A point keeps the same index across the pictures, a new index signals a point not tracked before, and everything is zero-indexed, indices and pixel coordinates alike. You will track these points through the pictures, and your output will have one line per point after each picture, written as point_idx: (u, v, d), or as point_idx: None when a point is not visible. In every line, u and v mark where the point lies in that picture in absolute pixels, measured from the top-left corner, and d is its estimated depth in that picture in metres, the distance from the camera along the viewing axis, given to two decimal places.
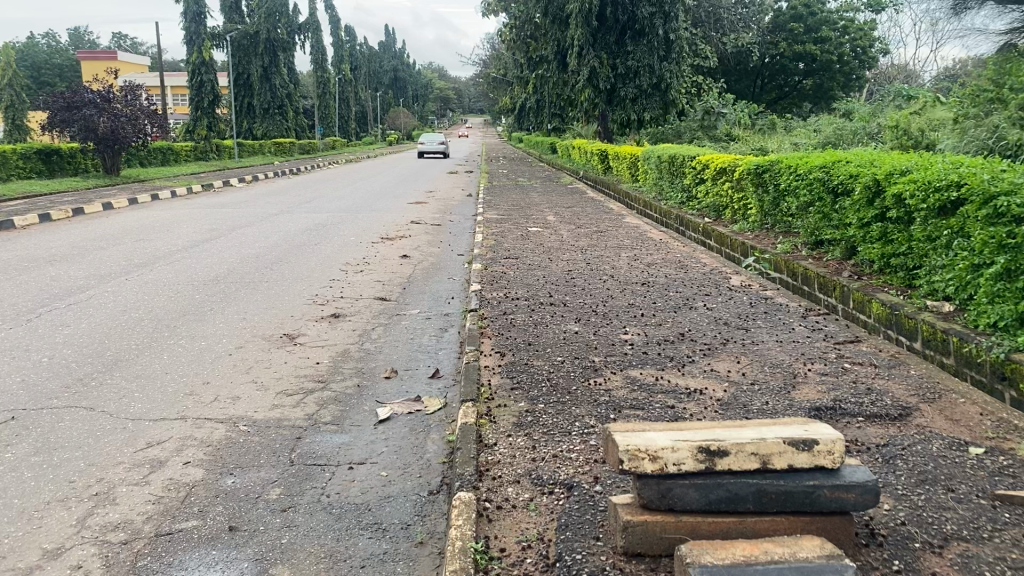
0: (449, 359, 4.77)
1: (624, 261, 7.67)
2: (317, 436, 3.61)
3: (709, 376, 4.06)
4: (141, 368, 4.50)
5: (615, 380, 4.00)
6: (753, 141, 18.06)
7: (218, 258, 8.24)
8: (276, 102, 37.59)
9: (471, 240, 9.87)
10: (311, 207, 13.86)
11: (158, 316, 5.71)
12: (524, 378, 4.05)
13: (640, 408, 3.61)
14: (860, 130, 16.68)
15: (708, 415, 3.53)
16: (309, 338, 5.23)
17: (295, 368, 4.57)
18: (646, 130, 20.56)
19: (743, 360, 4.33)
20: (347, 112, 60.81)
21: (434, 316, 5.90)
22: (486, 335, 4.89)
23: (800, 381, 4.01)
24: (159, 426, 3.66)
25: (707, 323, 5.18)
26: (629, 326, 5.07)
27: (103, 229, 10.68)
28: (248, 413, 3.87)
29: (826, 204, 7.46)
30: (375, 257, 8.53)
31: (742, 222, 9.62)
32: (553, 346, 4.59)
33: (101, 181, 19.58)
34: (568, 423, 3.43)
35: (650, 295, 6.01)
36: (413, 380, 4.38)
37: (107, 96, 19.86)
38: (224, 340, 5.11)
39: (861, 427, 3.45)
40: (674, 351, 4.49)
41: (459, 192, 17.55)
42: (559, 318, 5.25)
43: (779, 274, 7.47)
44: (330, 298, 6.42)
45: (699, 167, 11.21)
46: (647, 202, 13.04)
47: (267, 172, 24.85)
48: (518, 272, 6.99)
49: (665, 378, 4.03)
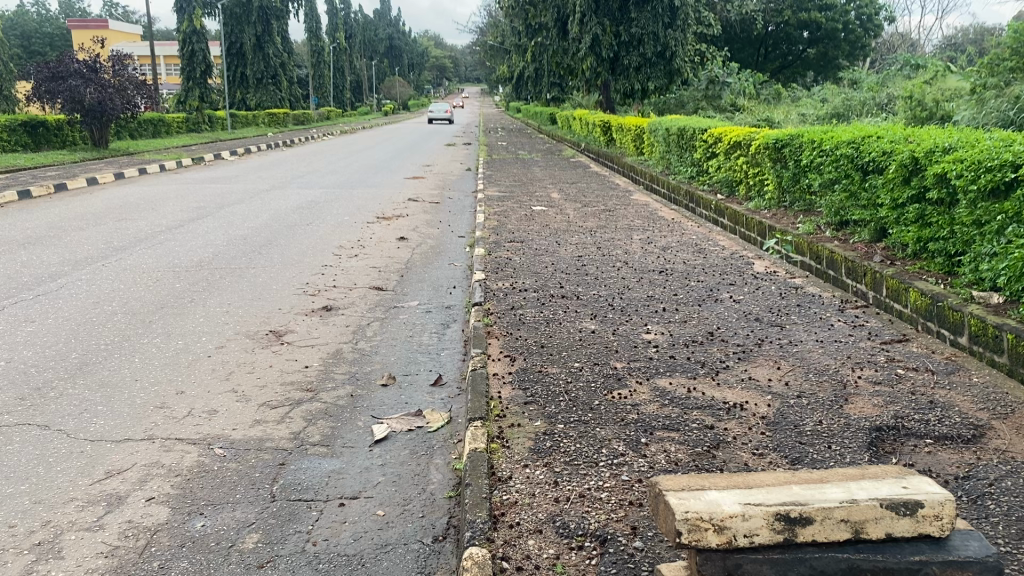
0: (453, 363, 4.29)
1: (636, 244, 7.19)
2: (303, 462, 3.13)
3: (749, 387, 3.59)
4: (108, 374, 4.03)
5: (642, 393, 3.52)
6: (759, 112, 17.51)
7: (204, 240, 7.75)
8: (270, 72, 36.78)
9: (472, 220, 9.37)
10: (304, 182, 13.32)
11: (133, 309, 5.23)
12: (539, 390, 3.57)
13: (675, 430, 3.13)
14: (870, 100, 16.14)
15: (755, 439, 3.05)
16: (298, 336, 4.75)
17: (281, 374, 4.09)
18: (649, 99, 19.98)
19: (783, 366, 3.86)
20: (342, 81, 59.81)
21: (435, 310, 5.41)
22: (492, 335, 4.41)
23: (852, 394, 3.53)
24: (122, 450, 3.20)
25: (736, 319, 4.71)
26: (650, 323, 4.59)
27: (85, 207, 10.18)
28: (225, 431, 3.40)
29: (854, 182, 6.95)
30: (370, 239, 8.03)
31: (758, 200, 9.11)
32: (568, 349, 4.11)
33: (89, 154, 19.01)
34: (594, 450, 2.95)
35: (670, 285, 5.52)
36: (413, 389, 3.91)
37: (95, 66, 19.23)
38: (204, 339, 4.63)
39: (932, 454, 2.98)
40: (705, 356, 4.02)
41: (458, 166, 17.04)
42: (573, 315, 4.77)
43: (803, 258, 6.98)
44: (322, 288, 5.94)
45: (710, 141, 10.68)
46: (654, 177, 12.50)
47: (260, 143, 24.29)
48: (524, 258, 6.51)
49: (698, 390, 3.55)
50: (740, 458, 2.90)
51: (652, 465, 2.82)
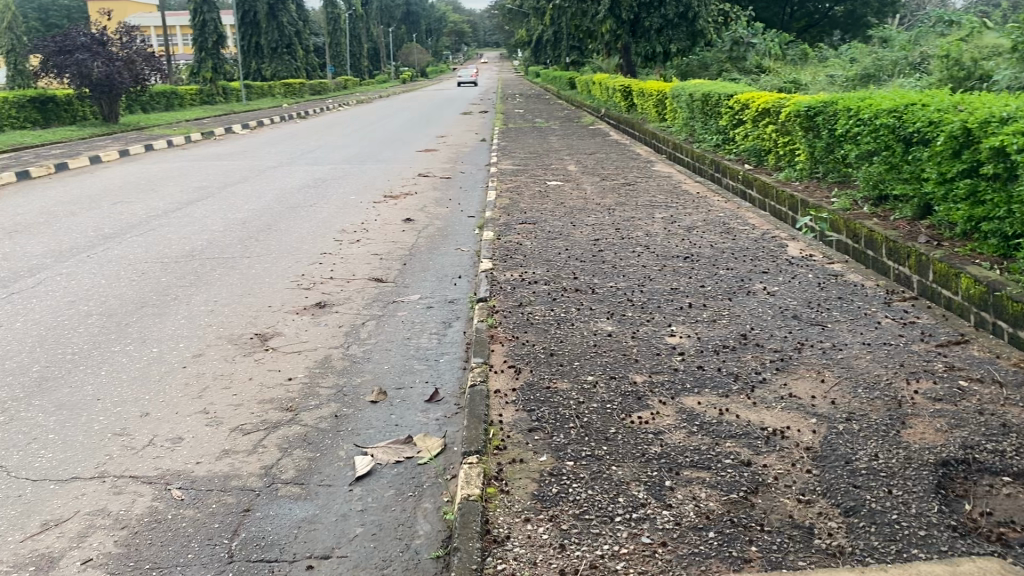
0: (452, 373, 3.83)
1: (659, 224, 6.67)
2: (273, 507, 2.71)
3: (790, 410, 3.11)
4: (68, 392, 3.62)
5: (666, 417, 3.04)
6: (786, 73, 16.75)
7: (200, 225, 7.35)
8: (285, 40, 36.20)
9: (484, 197, 8.90)
10: (313, 157, 12.89)
11: (111, 310, 4.82)
12: (545, 412, 3.10)
13: (704, 469, 2.65)
14: (902, 59, 15.38)
15: (800, 480, 2.57)
16: (284, 340, 4.31)
17: (261, 390, 3.66)
18: (672, 62, 19.24)
19: (828, 380, 3.36)
20: (359, 48, 58.91)
21: (438, 305, 4.95)
22: (497, 339, 3.94)
23: (910, 416, 3.03)
24: (66, 493, 2.79)
25: (771, 316, 4.20)
26: (674, 323, 4.09)
27: (83, 188, 9.81)
28: (188, 466, 2.98)
29: (895, 154, 6.35)
30: (375, 221, 7.59)
31: (789, 170, 8.53)
32: (581, 358, 3.63)
33: (98, 129, 18.64)
34: (609, 498, 2.49)
35: (696, 275, 5.01)
36: (405, 408, 3.46)
37: (101, 39, 18.77)
38: (182, 345, 4.21)
39: (1014, 498, 2.47)
40: (739, 366, 3.52)
41: (473, 136, 16.48)
42: (588, 313, 4.28)
43: (839, 237, 6.44)
44: (318, 279, 5.51)
45: (736, 107, 10.06)
46: (677, 145, 11.91)
47: (274, 115, 23.84)
48: (537, 242, 6.03)
49: (730, 412, 3.08)
50: (783, 507, 2.43)
51: (678, 521, 2.35)
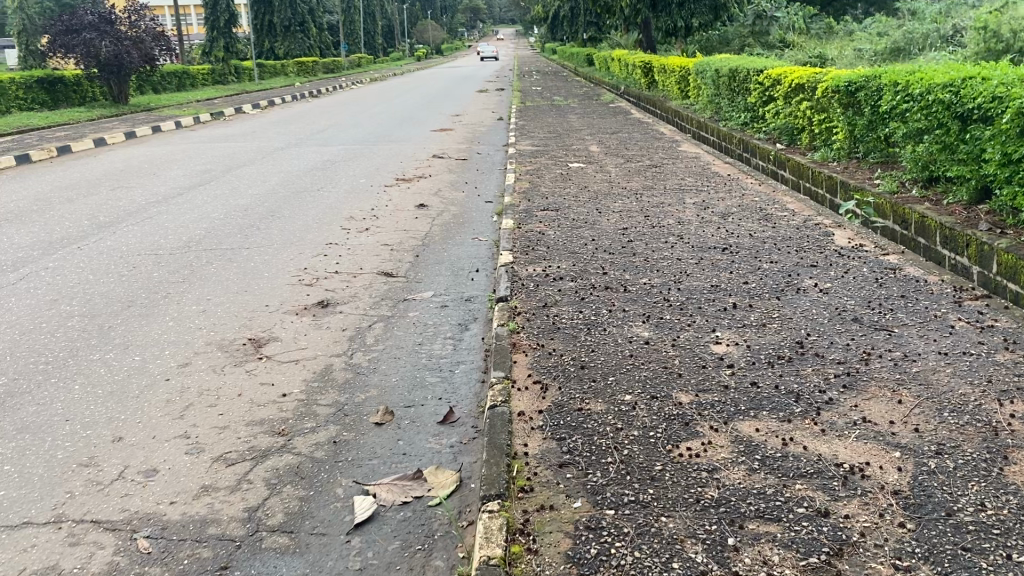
0: (468, 389, 3.37)
1: (691, 211, 6.18)
2: (255, 564, 2.27)
3: (866, 440, 2.63)
4: (34, 411, 3.19)
5: (722, 451, 2.57)
6: (811, 48, 16.09)
7: (201, 212, 6.92)
8: (298, 19, 35.67)
9: (501, 180, 8.42)
10: (322, 138, 12.43)
11: (94, 310, 4.39)
12: (578, 443, 2.64)
13: (773, 521, 2.19)
14: (934, 32, 14.69)
15: (892, 538, 2.11)
16: (281, 347, 3.87)
17: (251, 408, 3.22)
18: (693, 37, 18.56)
19: (907, 401, 2.88)
20: (373, 25, 58.18)
21: (452, 304, 4.50)
22: (519, 349, 3.48)
23: (1012, 448, 2.55)
24: (13, 544, 2.36)
25: (828, 319, 3.71)
26: (718, 329, 3.61)
27: (83, 172, 9.39)
28: (160, 508, 2.55)
29: (948, 133, 5.78)
30: (384, 207, 7.13)
31: (825, 150, 7.98)
32: (616, 373, 3.17)
33: (107, 110, 18.20)
34: (662, 564, 2.02)
35: (738, 270, 4.53)
36: (414, 432, 3.01)
37: (109, 18, 18.30)
38: (168, 353, 3.78)
39: None
40: (800, 382, 3.04)
41: (489, 115, 15.95)
42: (621, 317, 3.80)
43: (885, 223, 5.93)
44: (322, 274, 5.07)
45: (767, 83, 9.48)
46: (702, 123, 11.36)
47: (285, 94, 23.37)
48: (560, 231, 5.56)
49: (796, 443, 2.61)
50: None
51: None
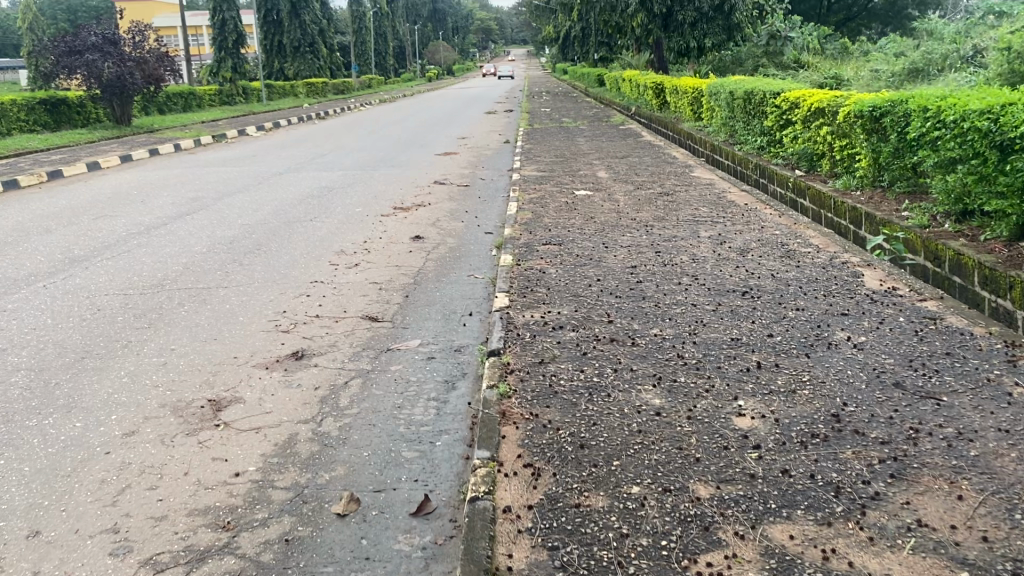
0: (449, 468, 2.90)
1: (706, 247, 5.73)
2: None
3: (925, 554, 2.15)
4: None
5: (749, 570, 2.09)
6: (827, 69, 15.66)
7: (182, 245, 6.52)
8: (309, 40, 35.50)
9: (504, 209, 8.00)
10: (324, 162, 12.08)
11: (44, 363, 3.96)
12: (573, 557, 2.16)
13: None
14: (953, 53, 14.26)
15: None
16: (244, 410, 3.42)
17: (196, 492, 2.77)
18: (705, 57, 18.18)
19: (969, 498, 2.40)
20: (385, 47, 58.12)
21: (441, 356, 4.04)
22: (510, 420, 3.01)
23: None
24: None
25: (865, 383, 3.24)
26: (741, 396, 3.14)
27: (70, 199, 9.04)
28: None
29: (984, 163, 5.27)
30: (378, 239, 6.72)
31: (846, 178, 7.53)
32: (621, 455, 2.70)
33: (109, 133, 17.87)
34: None
35: (760, 319, 4.06)
36: (382, 528, 2.55)
37: (112, 38, 18.03)
38: (113, 419, 3.33)
39: None
40: (839, 471, 2.56)
41: (496, 138, 15.56)
42: (628, 380, 3.33)
43: (916, 260, 5.45)
44: (301, 318, 4.64)
45: (784, 106, 9.04)
46: (715, 147, 10.92)
47: (292, 116, 23.09)
48: (563, 270, 5.12)
49: (840, 557, 2.13)
50: None
51: None
